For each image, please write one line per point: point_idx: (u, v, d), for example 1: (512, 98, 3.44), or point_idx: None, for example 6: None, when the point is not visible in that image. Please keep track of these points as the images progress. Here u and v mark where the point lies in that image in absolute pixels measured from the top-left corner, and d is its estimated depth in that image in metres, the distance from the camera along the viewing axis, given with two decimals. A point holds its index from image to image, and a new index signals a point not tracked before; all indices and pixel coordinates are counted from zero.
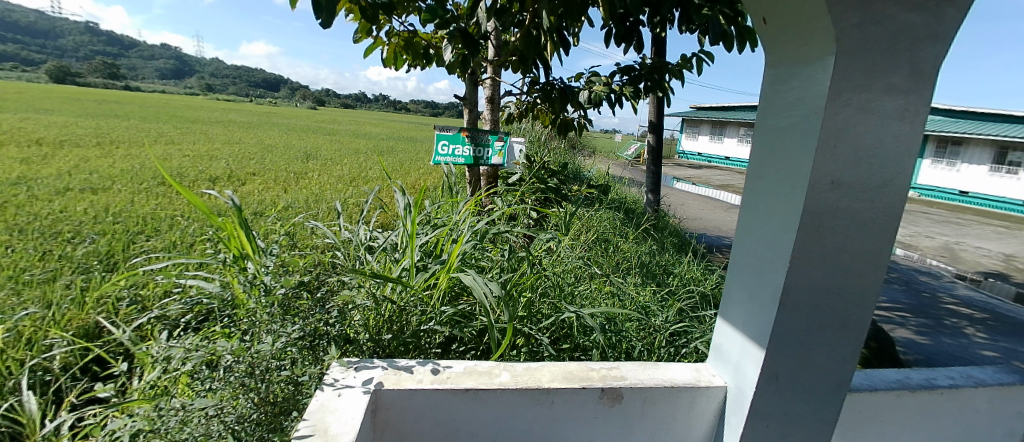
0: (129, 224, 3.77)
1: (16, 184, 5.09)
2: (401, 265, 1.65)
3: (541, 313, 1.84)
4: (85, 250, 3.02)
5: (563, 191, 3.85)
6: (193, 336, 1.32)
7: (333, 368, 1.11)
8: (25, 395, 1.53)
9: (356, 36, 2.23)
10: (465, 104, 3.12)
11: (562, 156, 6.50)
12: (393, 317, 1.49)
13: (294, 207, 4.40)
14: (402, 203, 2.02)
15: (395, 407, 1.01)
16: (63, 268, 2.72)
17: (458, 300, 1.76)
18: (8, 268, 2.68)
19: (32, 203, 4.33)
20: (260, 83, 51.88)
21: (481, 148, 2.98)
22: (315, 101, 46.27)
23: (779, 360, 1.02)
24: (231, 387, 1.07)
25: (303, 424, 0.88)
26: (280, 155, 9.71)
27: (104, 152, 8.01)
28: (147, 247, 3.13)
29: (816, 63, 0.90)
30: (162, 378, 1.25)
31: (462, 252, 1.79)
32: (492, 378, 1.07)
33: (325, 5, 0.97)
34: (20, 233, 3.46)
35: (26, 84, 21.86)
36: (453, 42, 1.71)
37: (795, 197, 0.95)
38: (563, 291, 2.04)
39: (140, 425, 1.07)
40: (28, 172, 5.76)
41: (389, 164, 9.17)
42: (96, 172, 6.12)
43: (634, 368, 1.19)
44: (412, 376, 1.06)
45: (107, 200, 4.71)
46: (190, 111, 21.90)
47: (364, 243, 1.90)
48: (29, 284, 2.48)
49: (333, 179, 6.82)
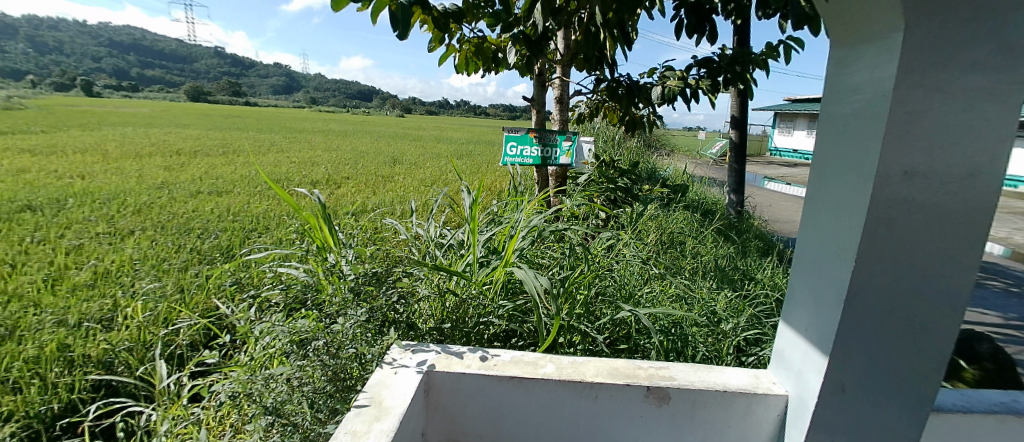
0: (245, 222, 4.41)
1: (162, 188, 6.14)
2: (465, 260, 1.77)
3: (600, 313, 1.82)
4: (211, 245, 3.62)
5: (633, 190, 3.78)
6: (280, 316, 1.53)
7: (393, 349, 1.22)
8: (157, 361, 1.90)
9: (431, 46, 2.42)
10: (533, 105, 3.17)
11: (635, 155, 6.33)
12: (455, 307, 1.61)
13: (376, 207, 4.82)
14: (468, 202, 2.15)
15: (446, 388, 1.09)
16: (193, 259, 3.34)
17: (518, 295, 1.82)
18: (152, 258, 3.35)
19: (173, 204, 5.22)
20: (354, 95, 57.07)
21: (548, 148, 3.01)
22: (404, 110, 49.55)
23: (844, 369, 0.94)
24: (310, 364, 1.23)
25: (362, 395, 0.99)
26: (370, 160, 10.59)
27: (229, 160, 9.35)
28: (257, 242, 3.69)
29: (883, 41, 0.82)
30: (258, 353, 1.49)
31: (520, 248, 1.86)
32: (536, 368, 1.10)
33: (402, 19, 1.22)
34: (164, 229, 4.21)
35: (172, 104, 25.99)
36: (517, 44, 1.85)
37: (861, 189, 0.87)
38: (626, 292, 2.02)
39: (237, 388, 1.28)
40: (171, 178, 6.91)
41: (465, 167, 9.59)
42: (221, 178, 7.16)
43: (684, 369, 1.15)
44: (461, 360, 1.13)
45: (228, 201, 5.53)
46: (299, 122, 24.73)
47: (433, 239, 2.05)
48: (168, 272, 3.12)
49: (415, 182, 7.31)
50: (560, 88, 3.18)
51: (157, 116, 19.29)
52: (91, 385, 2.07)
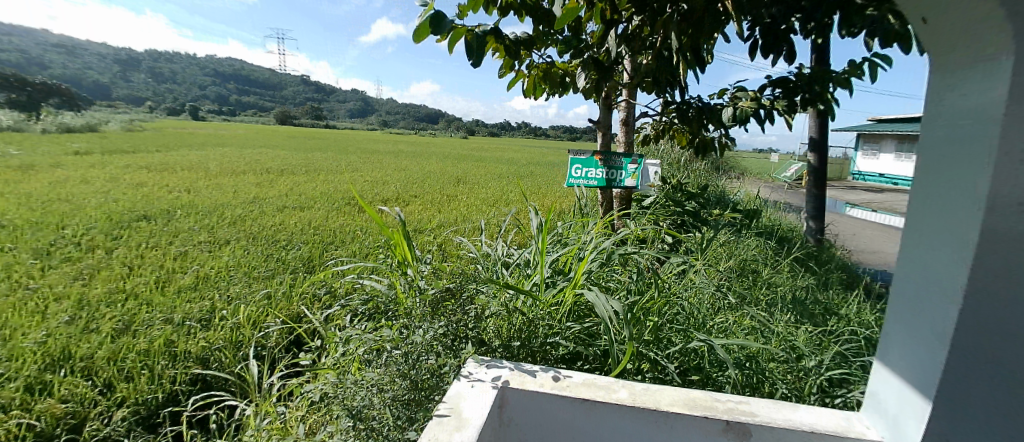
0: (324, 236, 4.80)
1: (255, 203, 6.84)
2: (533, 280, 1.83)
3: (669, 340, 1.78)
4: (296, 256, 3.98)
5: (702, 214, 3.65)
6: (364, 325, 1.66)
7: (469, 363, 1.28)
8: (251, 361, 2.14)
9: (501, 72, 2.55)
10: (599, 127, 3.20)
11: (702, 178, 6.11)
12: (522, 326, 1.65)
13: (441, 225, 5.04)
14: (536, 223, 2.21)
15: (519, 405, 1.12)
16: (280, 268, 3.70)
17: (584, 318, 1.83)
18: (247, 266, 3.75)
19: (263, 217, 5.80)
20: (421, 118, 60.23)
21: (614, 170, 3.01)
22: (467, 131, 51.36)
23: (953, 417, 0.86)
24: (390, 372, 1.35)
25: (442, 405, 1.06)
26: (435, 179, 11.10)
27: (311, 178, 10.23)
28: (335, 255, 4.00)
29: (991, 65, 0.77)
30: (343, 358, 1.64)
31: (588, 270, 1.88)
32: (609, 393, 1.11)
33: (476, 47, 1.35)
34: (258, 240, 4.70)
35: (264, 127, 28.96)
36: (587, 68, 1.92)
37: (969, 222, 0.81)
38: (696, 320, 1.95)
39: (328, 389, 1.45)
40: (262, 194, 7.68)
41: (526, 187, 9.76)
42: (304, 194, 7.85)
43: (766, 406, 1.10)
44: (534, 379, 1.16)
45: (310, 216, 6.04)
46: (371, 143, 26.50)
47: (501, 258, 2.13)
48: (259, 279, 3.49)
49: (478, 201, 7.55)
50: (626, 111, 3.19)
51: (252, 137, 21.55)
52: (187, 378, 2.35)
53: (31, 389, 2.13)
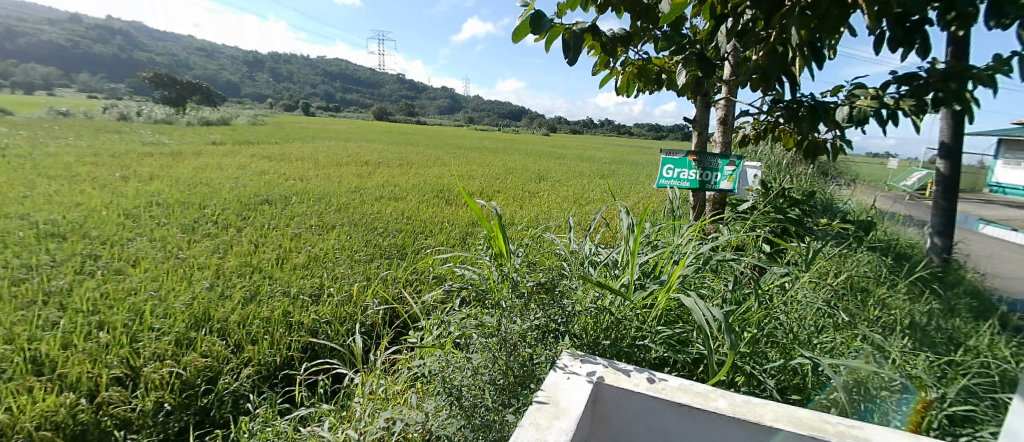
0: (416, 225, 5.18)
1: (356, 192, 7.55)
2: (622, 280, 1.86)
3: (766, 355, 1.71)
4: (393, 243, 4.35)
5: (807, 223, 3.35)
6: (466, 311, 1.82)
7: (564, 355, 1.34)
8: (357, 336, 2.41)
9: (595, 69, 2.57)
10: (695, 126, 3.08)
11: (808, 183, 5.58)
12: (611, 326, 1.69)
13: (524, 221, 5.18)
14: (626, 223, 2.23)
15: (614, 402, 1.16)
16: (379, 253, 4.09)
17: (674, 323, 1.82)
18: (352, 249, 4.18)
19: (363, 206, 6.40)
20: (503, 114, 61.51)
21: (709, 172, 2.87)
22: (547, 128, 51.47)
23: None
24: (488, 356, 1.47)
25: (541, 392, 1.13)
26: (518, 175, 11.35)
27: (404, 170, 11.00)
28: (426, 244, 4.31)
29: None
30: (445, 339, 1.81)
31: (683, 275, 1.86)
32: (708, 400, 1.11)
33: (572, 48, 1.53)
34: (360, 226, 5.21)
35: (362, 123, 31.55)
36: (688, 65, 1.93)
37: None
38: (798, 337, 1.84)
39: (432, 365, 1.60)
40: (362, 184, 8.45)
41: (608, 186, 9.61)
42: (397, 186, 8.49)
43: (885, 434, 1.03)
44: (629, 378, 1.19)
45: (403, 206, 6.54)
46: (456, 139, 27.68)
47: (589, 256, 2.18)
48: (362, 262, 3.88)
49: (559, 198, 7.61)
50: (725, 109, 3.03)
51: (353, 132, 23.59)
52: (299, 346, 2.69)
53: (181, 343, 2.56)
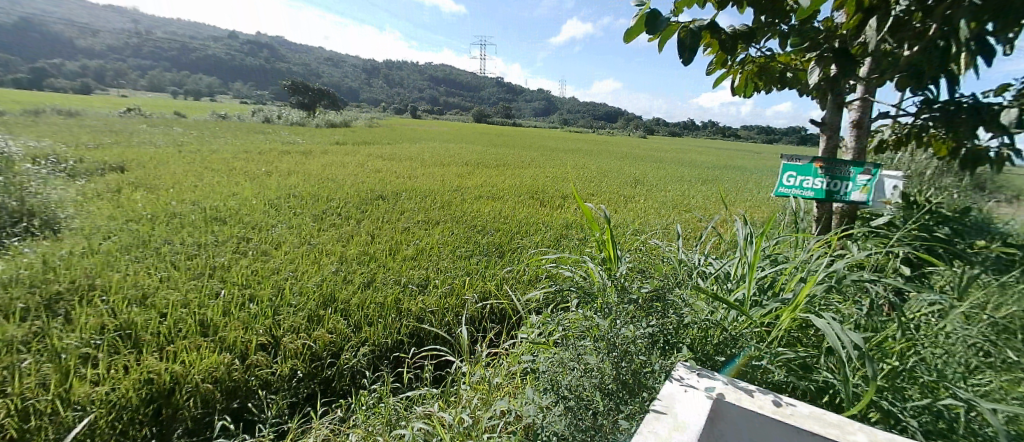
0: (512, 225, 5.39)
1: (456, 191, 8.04)
2: (739, 294, 1.79)
3: (909, 393, 1.54)
4: (492, 241, 4.59)
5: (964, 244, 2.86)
6: (573, 314, 1.89)
7: (679, 367, 1.34)
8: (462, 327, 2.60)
9: (710, 69, 2.48)
10: (824, 130, 2.80)
11: (966, 197, 4.73)
12: (724, 341, 1.64)
13: (620, 225, 5.11)
14: (743, 234, 2.13)
15: (735, 421, 1.14)
16: (480, 250, 4.33)
17: (794, 346, 1.72)
18: (455, 244, 4.50)
19: (463, 204, 6.80)
20: (596, 115, 60.55)
21: (838, 182, 2.59)
22: (642, 129, 49.59)
23: None
24: (599, 359, 1.52)
25: (657, 402, 1.16)
26: (611, 179, 11.16)
27: (498, 171, 11.44)
28: (523, 244, 4.47)
29: None
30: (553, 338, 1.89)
31: (812, 293, 1.74)
32: (845, 433, 1.05)
33: (689, 46, 1.49)
34: (461, 223, 5.57)
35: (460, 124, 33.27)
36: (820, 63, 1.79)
37: None
38: (951, 373, 1.62)
39: (544, 361, 1.70)
40: (461, 183, 8.97)
41: (709, 193, 9.03)
42: (493, 186, 8.85)
43: None
44: (752, 399, 1.17)
45: (500, 206, 6.83)
46: (548, 140, 27.93)
47: (698, 267, 2.12)
48: (465, 257, 4.15)
49: (656, 204, 7.35)
50: (861, 110, 2.71)
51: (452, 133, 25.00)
52: (409, 330, 2.97)
53: (312, 319, 2.97)
